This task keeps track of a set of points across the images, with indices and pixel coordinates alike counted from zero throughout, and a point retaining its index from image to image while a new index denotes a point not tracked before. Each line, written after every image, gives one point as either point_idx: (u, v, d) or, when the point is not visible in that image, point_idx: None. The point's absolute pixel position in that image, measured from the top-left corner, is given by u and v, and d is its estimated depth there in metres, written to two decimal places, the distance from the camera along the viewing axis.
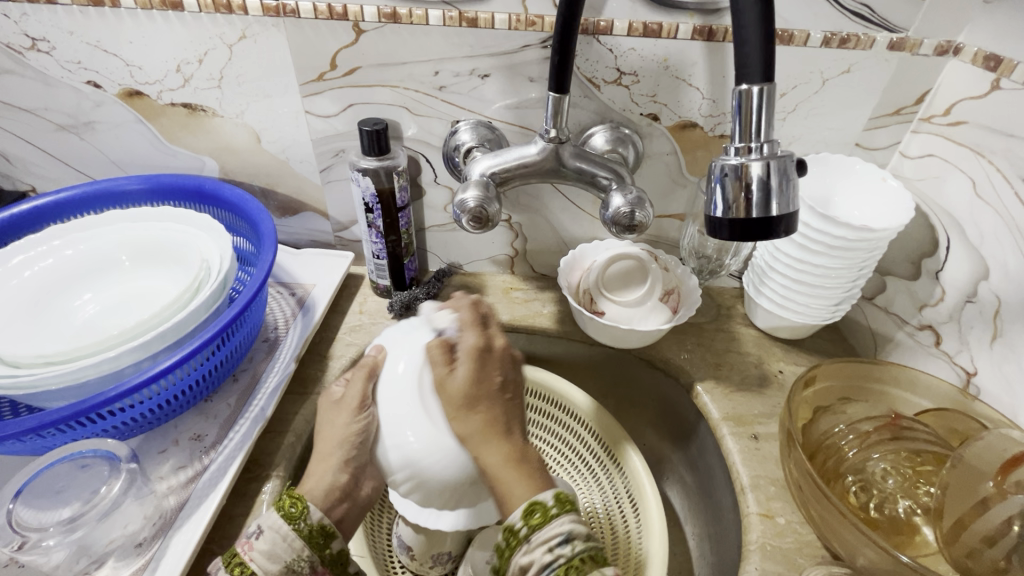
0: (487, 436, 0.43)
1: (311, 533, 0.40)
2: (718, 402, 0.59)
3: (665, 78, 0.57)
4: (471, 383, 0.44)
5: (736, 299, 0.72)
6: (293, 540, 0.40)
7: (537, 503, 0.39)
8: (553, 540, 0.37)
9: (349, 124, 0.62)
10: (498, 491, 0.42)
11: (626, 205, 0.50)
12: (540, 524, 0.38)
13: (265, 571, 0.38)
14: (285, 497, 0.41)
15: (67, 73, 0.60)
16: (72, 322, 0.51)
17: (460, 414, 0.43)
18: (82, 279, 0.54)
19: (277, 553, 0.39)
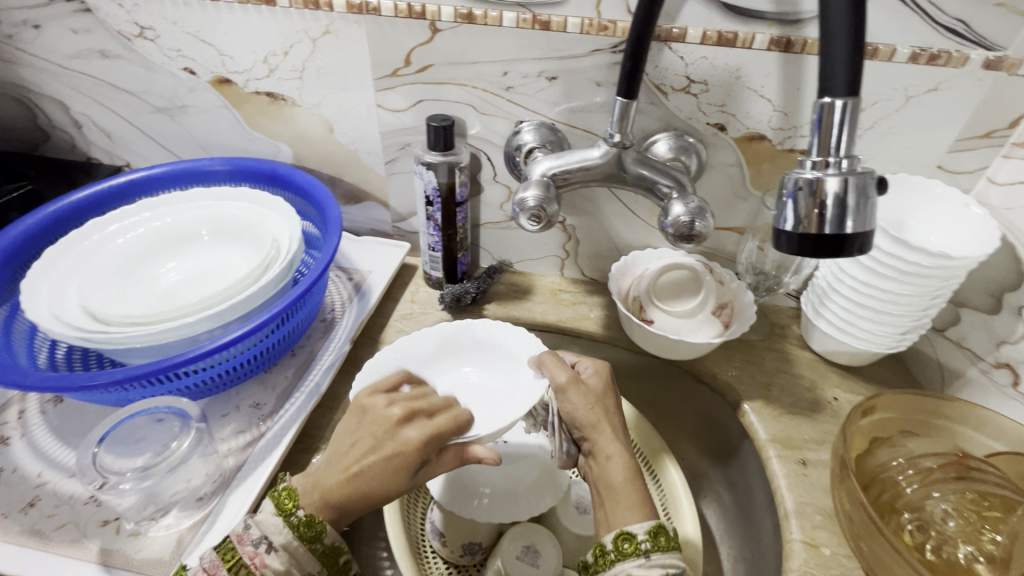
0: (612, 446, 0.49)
1: (323, 555, 0.42)
2: (766, 423, 0.58)
3: (736, 88, 0.56)
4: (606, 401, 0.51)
5: (792, 319, 0.70)
6: (304, 562, 0.41)
7: (662, 527, 0.44)
8: (670, 568, 0.42)
9: (417, 119, 0.64)
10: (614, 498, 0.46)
11: (687, 214, 0.50)
12: (665, 548, 0.42)
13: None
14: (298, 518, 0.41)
15: (168, 60, 0.65)
16: (157, 286, 0.56)
17: (597, 415, 0.50)
18: (169, 249, 0.59)
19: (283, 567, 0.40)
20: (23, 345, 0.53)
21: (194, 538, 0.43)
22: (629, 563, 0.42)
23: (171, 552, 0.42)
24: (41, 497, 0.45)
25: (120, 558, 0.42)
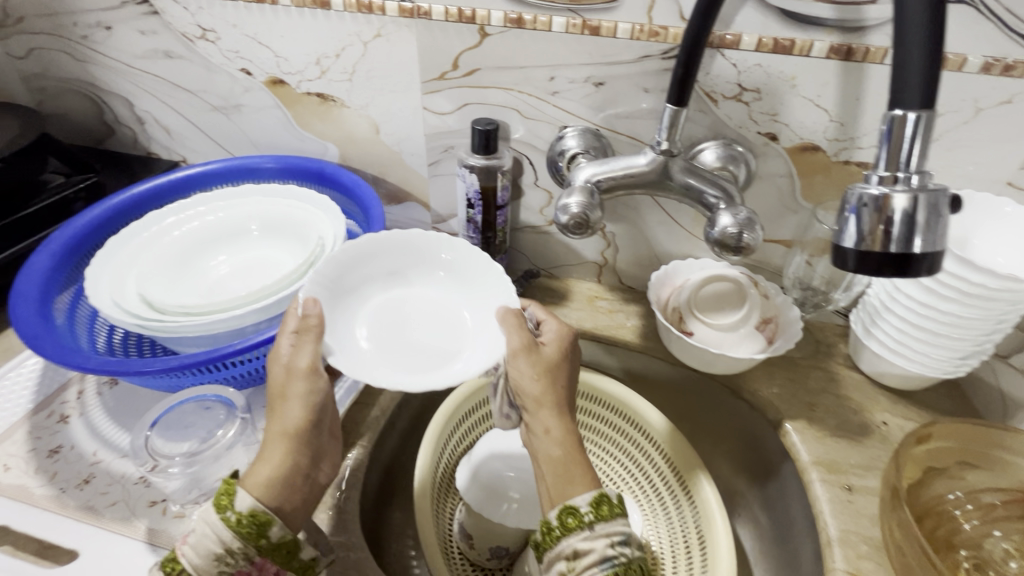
0: (559, 416, 0.45)
1: (236, 524, 0.38)
2: (809, 445, 0.56)
3: (790, 97, 0.54)
4: (558, 369, 0.47)
5: (840, 337, 0.67)
6: (222, 533, 0.38)
7: (604, 497, 0.41)
8: (614, 537, 0.40)
9: (462, 122, 0.65)
10: (556, 468, 0.44)
11: (734, 225, 0.48)
12: (607, 517, 0.40)
13: (195, 567, 0.38)
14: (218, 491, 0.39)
15: (226, 61, 0.68)
16: (210, 278, 0.58)
17: (542, 381, 0.46)
18: (221, 242, 0.61)
19: (204, 547, 0.38)
20: (85, 328, 0.56)
21: None
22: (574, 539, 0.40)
23: None
24: (96, 475, 0.48)
25: (166, 539, 0.44)
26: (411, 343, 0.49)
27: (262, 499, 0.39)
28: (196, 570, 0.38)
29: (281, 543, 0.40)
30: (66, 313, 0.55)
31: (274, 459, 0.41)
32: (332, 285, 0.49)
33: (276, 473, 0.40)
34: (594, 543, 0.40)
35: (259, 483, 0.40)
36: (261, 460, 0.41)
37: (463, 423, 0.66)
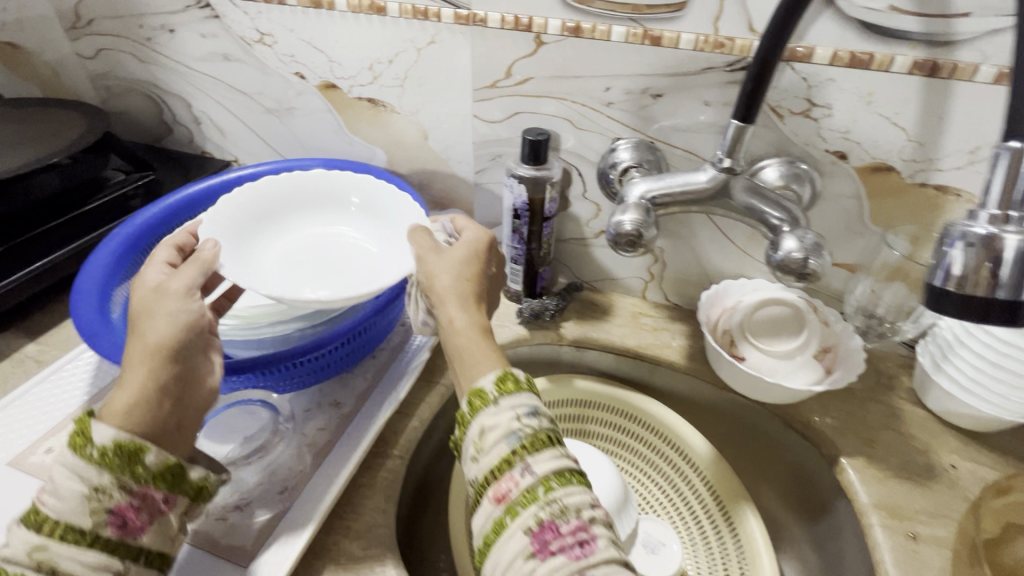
0: (469, 307, 0.46)
1: (103, 458, 0.35)
2: (869, 485, 0.52)
3: (865, 114, 0.51)
4: (465, 263, 0.48)
5: (903, 369, 0.63)
6: (82, 473, 0.35)
7: (509, 374, 0.42)
8: (519, 410, 0.39)
9: (511, 131, 0.63)
10: (465, 350, 0.44)
11: (800, 250, 0.45)
12: (511, 392, 0.40)
13: (60, 514, 0.34)
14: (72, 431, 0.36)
15: (282, 64, 0.69)
16: (284, 247, 0.58)
17: (452, 276, 0.47)
18: (303, 210, 0.61)
19: (66, 492, 0.34)
20: None
21: (273, 529, 0.44)
22: (484, 417, 0.40)
23: (253, 540, 0.44)
24: None
25: (207, 539, 0.44)
26: (296, 271, 0.55)
27: (121, 425, 0.36)
28: (62, 517, 0.34)
29: (157, 474, 0.37)
30: (122, 309, 0.57)
31: (133, 381, 0.38)
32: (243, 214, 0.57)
33: (137, 394, 0.37)
34: (501, 419, 0.39)
35: (119, 411, 0.37)
36: (119, 387, 0.38)
37: None
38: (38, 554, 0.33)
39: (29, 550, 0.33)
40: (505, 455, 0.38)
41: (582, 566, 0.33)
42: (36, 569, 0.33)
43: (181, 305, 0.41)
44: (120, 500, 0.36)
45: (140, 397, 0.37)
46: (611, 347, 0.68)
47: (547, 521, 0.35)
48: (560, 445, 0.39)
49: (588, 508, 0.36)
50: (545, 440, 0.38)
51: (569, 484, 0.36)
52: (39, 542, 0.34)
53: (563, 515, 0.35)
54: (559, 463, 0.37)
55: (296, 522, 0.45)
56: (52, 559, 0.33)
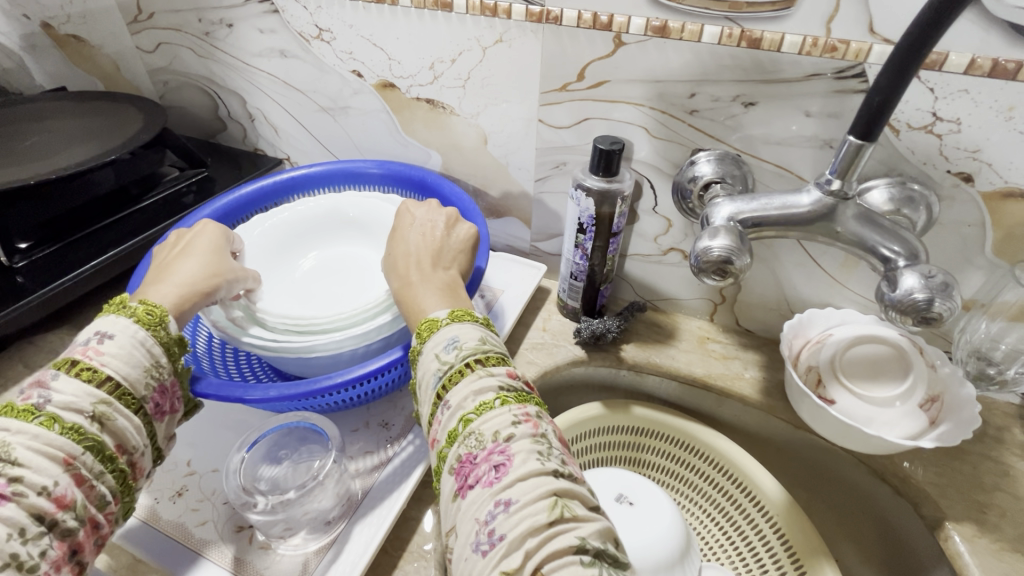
0: (402, 265, 0.48)
1: (167, 341, 0.41)
2: (982, 559, 0.45)
3: (1002, 132, 0.44)
4: (403, 232, 0.52)
5: (1016, 422, 0.55)
6: (150, 347, 0.40)
7: (431, 320, 0.43)
8: (439, 348, 0.40)
9: (579, 138, 0.59)
10: (401, 306, 0.47)
11: (924, 291, 0.39)
12: (429, 335, 0.42)
13: (123, 376, 0.38)
14: (134, 306, 0.41)
15: (339, 62, 0.66)
16: (296, 277, 0.55)
17: (390, 245, 0.51)
18: (312, 236, 0.59)
19: (130, 358, 0.39)
20: None
21: (319, 566, 0.42)
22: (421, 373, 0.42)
23: None
24: (189, 488, 0.47)
25: (251, 571, 0.42)
26: (325, 285, 0.54)
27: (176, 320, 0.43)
28: (124, 380, 0.38)
29: (182, 371, 0.43)
30: None
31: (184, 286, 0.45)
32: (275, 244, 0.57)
33: (182, 292, 0.45)
34: (426, 365, 0.40)
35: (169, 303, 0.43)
36: (165, 284, 0.45)
37: None
38: (105, 407, 0.36)
39: (94, 402, 0.36)
40: (431, 399, 0.39)
41: (498, 490, 0.32)
42: (92, 420, 0.36)
43: (208, 242, 0.50)
44: (166, 380, 0.41)
45: (181, 293, 0.44)
46: (675, 375, 0.62)
47: (464, 454, 0.35)
48: (478, 370, 0.38)
49: (506, 430, 0.35)
50: (459, 371, 0.38)
51: (487, 412, 0.36)
52: (105, 397, 0.37)
53: (479, 444, 0.34)
54: (472, 392, 0.37)
55: (342, 561, 0.42)
56: (114, 418, 0.37)
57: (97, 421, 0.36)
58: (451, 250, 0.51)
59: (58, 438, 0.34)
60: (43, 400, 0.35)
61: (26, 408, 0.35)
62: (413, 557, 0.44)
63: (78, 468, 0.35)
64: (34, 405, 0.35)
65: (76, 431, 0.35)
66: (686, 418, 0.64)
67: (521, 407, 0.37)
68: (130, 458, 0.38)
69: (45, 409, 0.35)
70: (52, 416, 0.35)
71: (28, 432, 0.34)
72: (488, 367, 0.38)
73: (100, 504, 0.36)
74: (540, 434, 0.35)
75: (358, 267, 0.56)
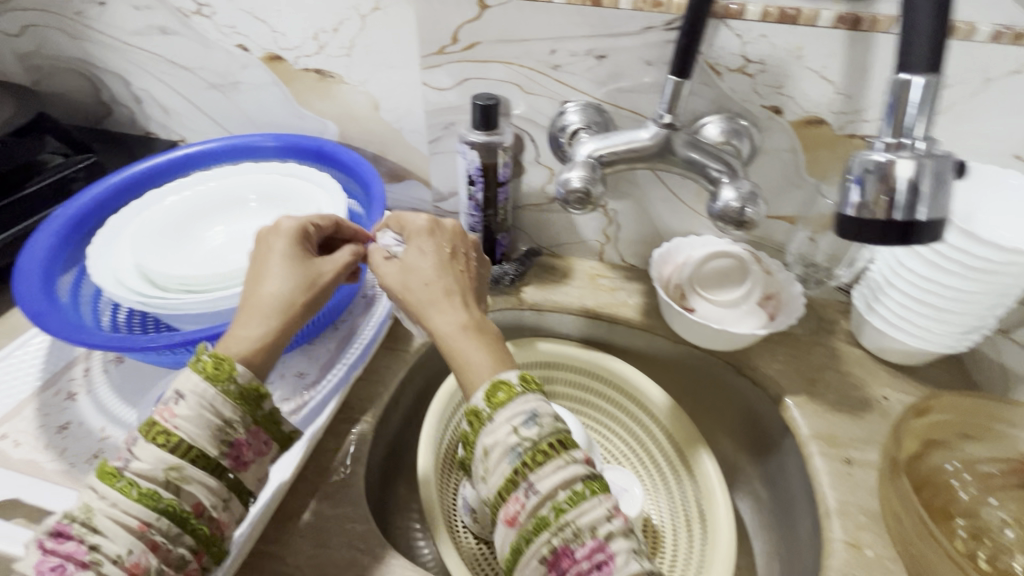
0: (449, 309, 0.44)
1: (240, 396, 0.40)
2: (810, 419, 0.56)
3: (796, 69, 0.53)
4: (438, 269, 0.46)
5: (842, 315, 0.67)
6: (218, 406, 0.39)
7: (503, 384, 0.39)
8: (517, 420, 0.37)
9: (462, 98, 0.64)
10: (452, 358, 0.42)
11: (737, 200, 0.48)
12: (504, 403, 0.38)
13: (193, 437, 0.38)
14: (205, 358, 0.40)
15: (223, 37, 0.67)
16: (197, 246, 0.57)
17: (414, 284, 0.45)
18: (209, 207, 0.60)
19: (198, 418, 0.38)
20: (90, 307, 0.57)
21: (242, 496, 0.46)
22: (483, 436, 0.38)
23: None
24: (105, 450, 0.49)
25: None
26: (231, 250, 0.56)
27: (249, 365, 0.41)
28: (195, 441, 0.38)
29: (266, 416, 0.42)
30: (71, 292, 0.56)
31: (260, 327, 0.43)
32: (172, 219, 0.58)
33: (262, 341, 0.42)
34: (498, 435, 0.37)
35: (238, 346, 0.41)
36: (244, 331, 0.42)
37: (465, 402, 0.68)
38: (175, 473, 0.37)
39: (165, 469, 0.37)
40: (506, 474, 0.36)
41: None
42: (166, 485, 0.37)
43: (294, 270, 0.45)
44: (241, 435, 0.40)
45: (260, 341, 0.42)
46: (570, 309, 0.70)
47: (558, 547, 0.34)
48: (563, 454, 0.37)
49: (603, 525, 0.35)
50: (545, 453, 0.36)
51: (582, 503, 0.35)
52: (174, 464, 0.37)
53: (576, 538, 0.34)
54: (563, 480, 0.36)
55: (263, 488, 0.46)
56: (187, 482, 0.37)
57: (169, 485, 0.37)
58: (480, 290, 0.49)
59: (134, 503, 0.35)
60: (124, 463, 0.37)
61: (111, 471, 0.36)
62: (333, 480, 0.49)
63: (151, 534, 0.35)
64: (117, 467, 0.37)
65: (151, 496, 0.36)
66: (586, 346, 0.72)
67: (607, 496, 0.37)
68: (209, 514, 0.38)
69: (124, 473, 0.36)
70: (128, 482, 0.36)
71: (112, 494, 0.36)
72: (572, 452, 0.37)
73: (179, 565, 0.36)
74: (630, 528, 0.36)
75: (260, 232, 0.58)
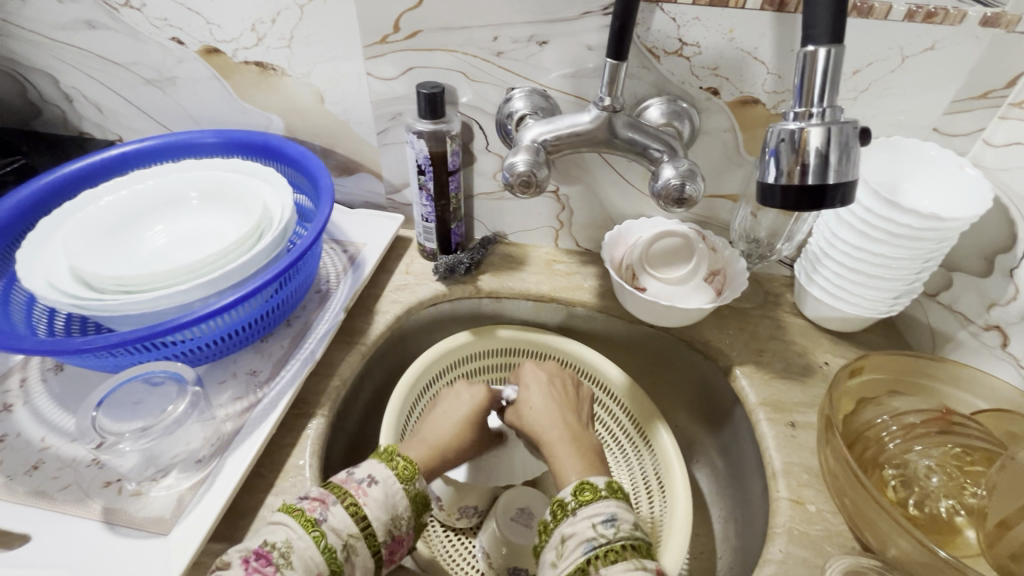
0: (552, 419, 0.53)
1: (415, 498, 0.47)
2: (757, 387, 0.58)
3: (729, 51, 0.55)
4: (549, 395, 0.56)
5: (786, 287, 0.70)
6: (399, 500, 0.46)
7: (588, 484, 0.45)
8: (597, 518, 0.42)
9: (408, 88, 0.63)
10: (554, 465, 0.50)
11: (677, 177, 0.49)
12: (589, 500, 0.44)
13: (376, 519, 0.44)
14: (399, 457, 0.48)
15: (155, 30, 0.65)
16: (136, 249, 0.55)
17: (553, 412, 0.54)
18: (148, 207, 0.58)
19: (386, 505, 0.45)
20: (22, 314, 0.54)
21: (194, 497, 0.45)
22: (564, 526, 0.44)
23: (172, 511, 0.44)
24: (45, 460, 0.47)
25: (123, 515, 0.43)
26: (173, 251, 0.55)
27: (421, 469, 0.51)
28: (374, 522, 0.44)
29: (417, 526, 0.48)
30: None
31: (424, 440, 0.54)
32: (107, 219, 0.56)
33: (427, 451, 0.53)
34: (578, 527, 0.42)
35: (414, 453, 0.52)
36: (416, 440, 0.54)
37: (427, 392, 0.68)
38: (354, 542, 0.43)
39: (348, 536, 0.43)
40: (579, 561, 0.40)
41: None
42: (343, 547, 0.42)
43: (477, 388, 0.59)
44: (403, 532, 0.46)
45: (426, 448, 0.53)
46: (528, 295, 0.70)
47: None
48: (635, 558, 0.39)
49: None
50: (617, 551, 0.39)
51: None
52: (355, 533, 0.43)
53: None
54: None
55: (216, 488, 0.45)
56: (356, 553, 0.43)
57: (345, 550, 0.42)
58: (584, 411, 0.57)
59: (317, 553, 0.41)
60: (322, 517, 0.42)
61: (309, 519, 0.42)
62: (290, 475, 0.48)
63: None
64: (315, 517, 0.42)
65: (330, 553, 0.41)
66: (546, 331, 0.74)
67: None
68: None
69: (321, 525, 0.42)
70: (322, 533, 0.42)
71: (305, 540, 0.41)
72: (642, 558, 0.40)
73: None
74: None
75: (203, 231, 0.58)
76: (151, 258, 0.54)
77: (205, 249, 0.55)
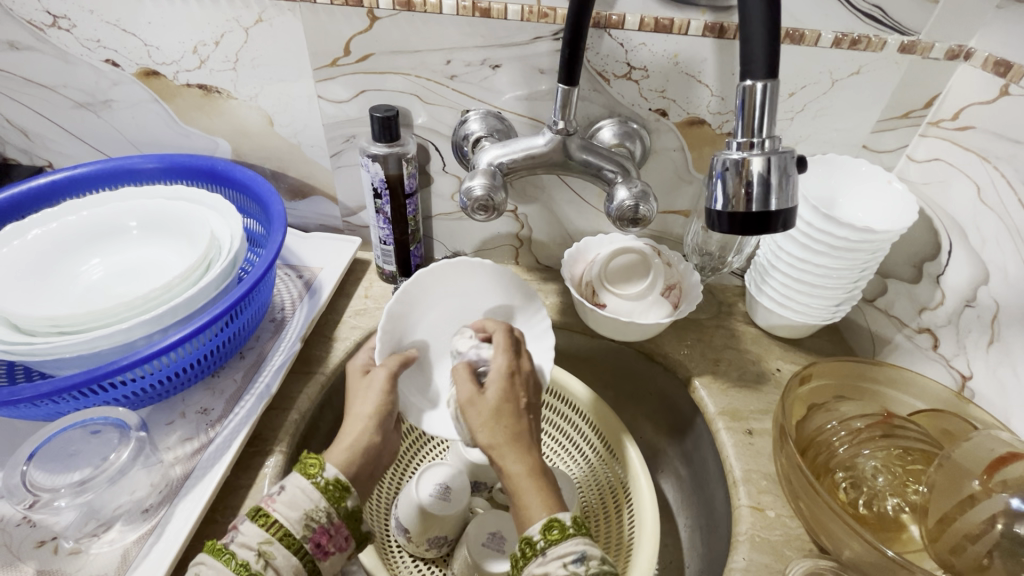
0: (515, 448, 0.45)
1: (327, 488, 0.42)
2: (715, 397, 0.60)
3: (675, 75, 0.57)
4: (508, 405, 0.47)
5: (738, 298, 0.73)
6: (313, 494, 0.41)
7: (556, 520, 0.41)
8: (568, 558, 0.39)
9: (361, 110, 0.63)
10: (514, 500, 0.43)
11: (631, 199, 0.51)
12: (559, 540, 0.40)
13: (287, 518, 0.40)
14: (303, 459, 0.43)
15: (87, 51, 0.61)
16: (71, 283, 0.52)
17: (504, 426, 0.46)
18: (81, 240, 0.55)
19: (298, 503, 0.41)
20: None
21: (139, 552, 0.42)
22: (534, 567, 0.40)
23: (115, 567, 0.41)
24: None
25: None
26: (114, 285, 0.52)
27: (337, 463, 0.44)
28: (286, 524, 0.39)
29: (351, 512, 0.43)
30: None
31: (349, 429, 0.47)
32: (33, 255, 0.52)
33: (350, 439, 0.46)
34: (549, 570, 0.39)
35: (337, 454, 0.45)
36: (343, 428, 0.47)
37: None
38: (268, 548, 0.38)
39: (259, 544, 0.38)
40: None
41: None
42: (257, 559, 0.38)
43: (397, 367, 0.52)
44: (327, 522, 0.41)
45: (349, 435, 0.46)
46: None
47: None
48: None
49: None
50: None
51: None
52: (267, 539, 0.39)
53: None
54: None
55: (163, 541, 0.42)
56: (275, 559, 0.38)
57: (261, 560, 0.38)
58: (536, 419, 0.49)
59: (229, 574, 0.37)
60: (229, 539, 0.39)
61: (218, 546, 0.39)
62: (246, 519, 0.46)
63: None
64: (224, 542, 0.39)
65: (243, 568, 0.37)
66: None
67: None
68: None
69: (231, 547, 0.39)
70: (231, 554, 0.38)
71: (215, 566, 0.38)
72: None
73: None
74: None
75: (145, 263, 0.55)
76: (90, 293, 0.51)
77: (150, 281, 0.53)
